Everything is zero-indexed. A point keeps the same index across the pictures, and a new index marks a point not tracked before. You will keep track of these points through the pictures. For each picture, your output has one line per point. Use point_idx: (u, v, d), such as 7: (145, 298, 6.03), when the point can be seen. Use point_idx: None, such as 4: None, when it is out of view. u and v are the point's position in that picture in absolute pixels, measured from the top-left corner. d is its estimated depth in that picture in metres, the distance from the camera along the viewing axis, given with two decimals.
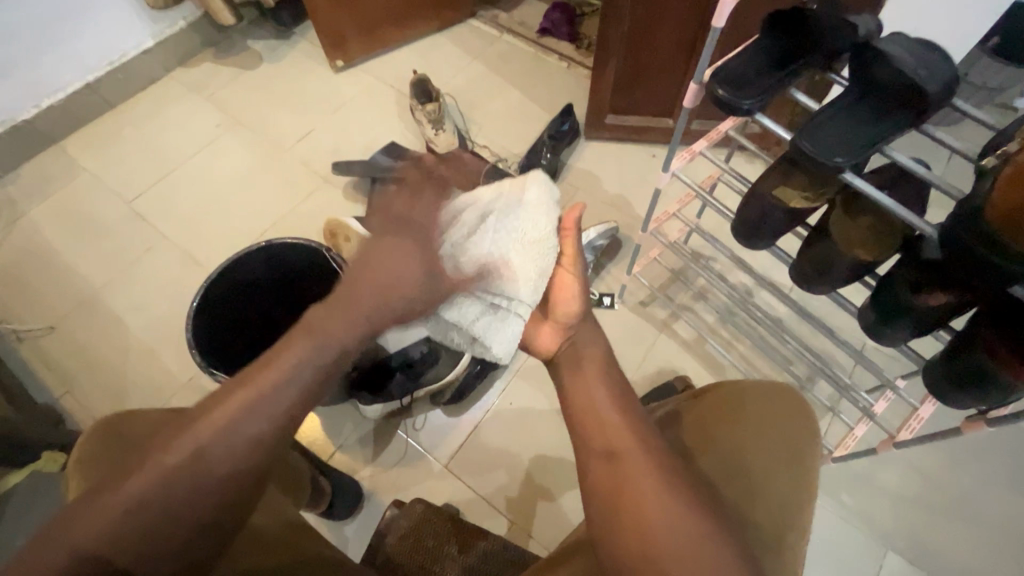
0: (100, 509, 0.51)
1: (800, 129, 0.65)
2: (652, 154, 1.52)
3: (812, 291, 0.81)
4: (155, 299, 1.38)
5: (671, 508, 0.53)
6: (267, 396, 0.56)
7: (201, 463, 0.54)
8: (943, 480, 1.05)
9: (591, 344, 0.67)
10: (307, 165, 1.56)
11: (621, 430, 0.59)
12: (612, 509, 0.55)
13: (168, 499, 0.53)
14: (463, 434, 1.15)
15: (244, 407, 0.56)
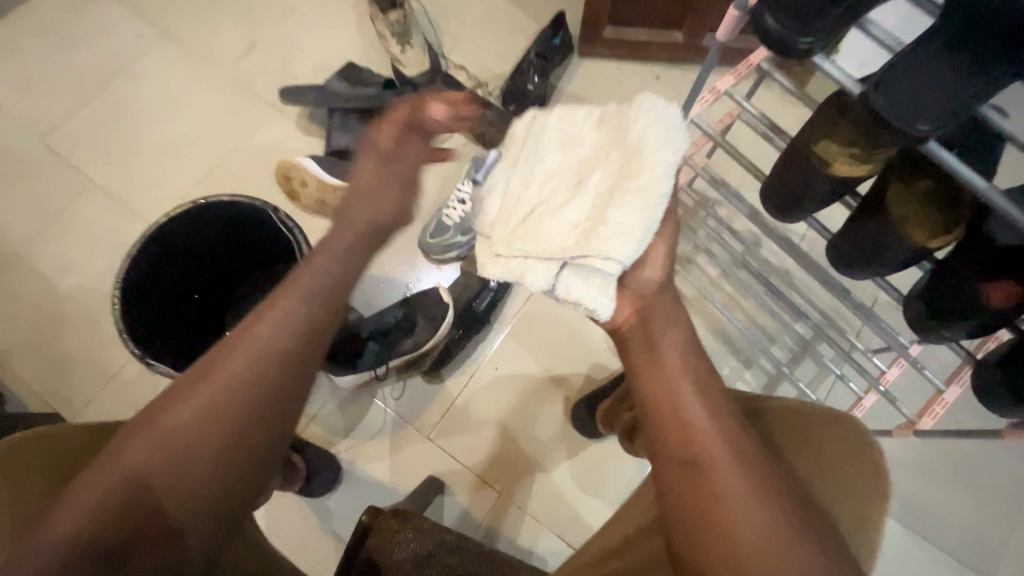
0: (96, 492, 0.49)
1: (872, 81, 0.49)
2: (656, 75, 1.30)
3: (852, 276, 0.69)
4: (89, 255, 1.21)
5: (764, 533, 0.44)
6: (263, 376, 0.54)
7: (196, 443, 0.51)
8: (943, 444, 1.02)
9: (668, 316, 0.54)
10: (251, 90, 1.33)
11: (712, 431, 0.48)
12: (694, 532, 0.46)
13: (166, 478, 0.51)
14: (445, 403, 1.07)
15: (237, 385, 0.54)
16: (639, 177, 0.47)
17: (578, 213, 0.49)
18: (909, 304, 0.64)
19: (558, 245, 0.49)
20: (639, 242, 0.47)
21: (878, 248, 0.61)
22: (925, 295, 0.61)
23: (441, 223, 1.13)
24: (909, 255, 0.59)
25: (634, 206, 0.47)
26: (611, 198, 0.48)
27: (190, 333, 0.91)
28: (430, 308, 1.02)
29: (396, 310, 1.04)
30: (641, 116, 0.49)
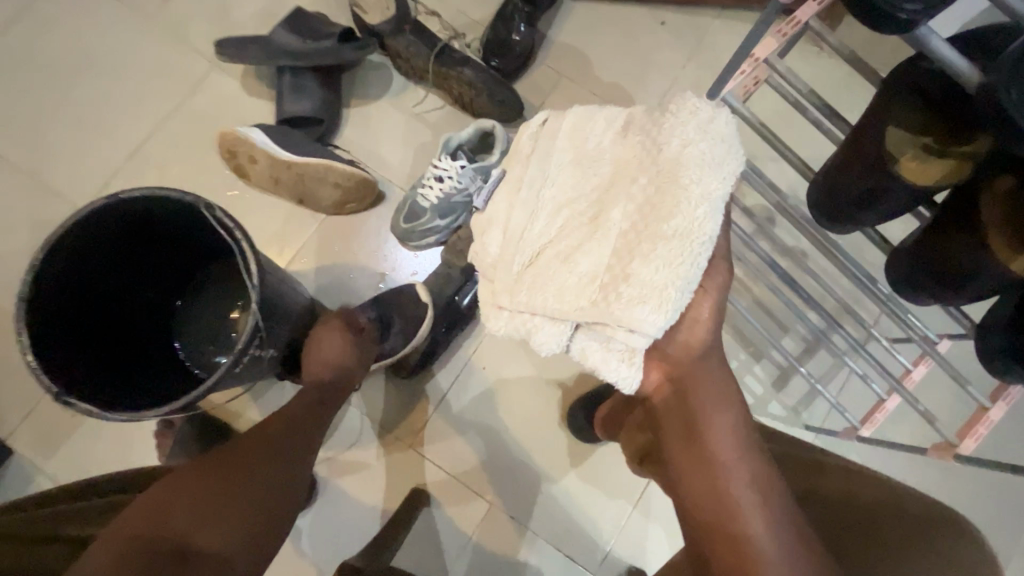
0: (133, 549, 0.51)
1: (996, 70, 0.34)
2: (661, 20, 1.12)
3: (908, 299, 0.57)
4: (8, 246, 1.04)
5: None
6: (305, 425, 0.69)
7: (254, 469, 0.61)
8: None
9: (717, 384, 0.50)
10: (183, 40, 1.11)
11: (766, 514, 0.45)
12: None
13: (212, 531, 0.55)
14: (429, 407, 0.98)
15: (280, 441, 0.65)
16: (674, 219, 0.45)
17: (597, 261, 0.47)
18: (982, 335, 0.52)
19: (579, 302, 0.46)
20: (672, 305, 0.44)
21: (955, 270, 0.49)
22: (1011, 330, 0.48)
23: (417, 204, 0.96)
24: (996, 282, 0.46)
25: (669, 259, 0.45)
26: (639, 248, 0.46)
27: (126, 355, 0.75)
28: (406, 309, 0.92)
29: None
30: (680, 125, 0.46)
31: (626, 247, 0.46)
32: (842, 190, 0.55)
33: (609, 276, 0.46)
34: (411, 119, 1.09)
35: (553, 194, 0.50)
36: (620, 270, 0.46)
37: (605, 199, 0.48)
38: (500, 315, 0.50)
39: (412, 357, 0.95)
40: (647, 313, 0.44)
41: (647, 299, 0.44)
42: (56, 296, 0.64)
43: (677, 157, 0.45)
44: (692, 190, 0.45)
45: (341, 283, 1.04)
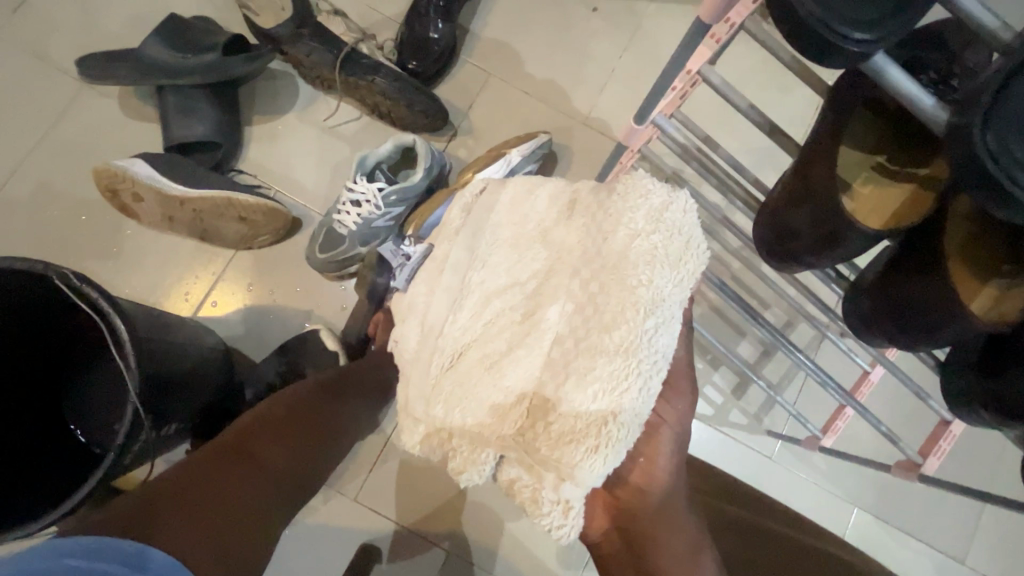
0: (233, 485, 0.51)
1: (960, 111, 0.28)
2: (592, 6, 1.03)
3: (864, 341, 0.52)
4: None
5: None
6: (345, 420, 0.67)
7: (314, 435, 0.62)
8: None
9: (687, 538, 0.44)
10: (44, 55, 0.96)
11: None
12: None
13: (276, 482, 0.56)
14: (369, 457, 0.90)
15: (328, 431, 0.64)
16: (613, 333, 0.40)
17: (524, 378, 0.43)
18: (945, 376, 0.47)
19: (501, 430, 0.43)
20: (614, 447, 0.39)
21: (915, 315, 0.43)
22: (974, 376, 0.43)
23: (333, 231, 0.86)
24: (963, 334, 0.40)
25: (610, 384, 0.40)
26: (574, 365, 0.41)
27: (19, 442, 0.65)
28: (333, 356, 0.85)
29: (287, 367, 0.85)
30: (629, 210, 0.42)
31: (559, 365, 0.42)
32: (786, 224, 0.48)
33: (535, 399, 0.42)
34: (323, 133, 0.97)
35: (483, 280, 0.48)
36: (550, 392, 0.41)
37: (536, 301, 0.45)
38: (417, 428, 0.48)
39: None
40: (579, 458, 0.39)
41: (583, 437, 0.39)
42: None
43: (623, 250, 0.42)
44: (641, 293, 0.40)
45: (264, 325, 0.93)
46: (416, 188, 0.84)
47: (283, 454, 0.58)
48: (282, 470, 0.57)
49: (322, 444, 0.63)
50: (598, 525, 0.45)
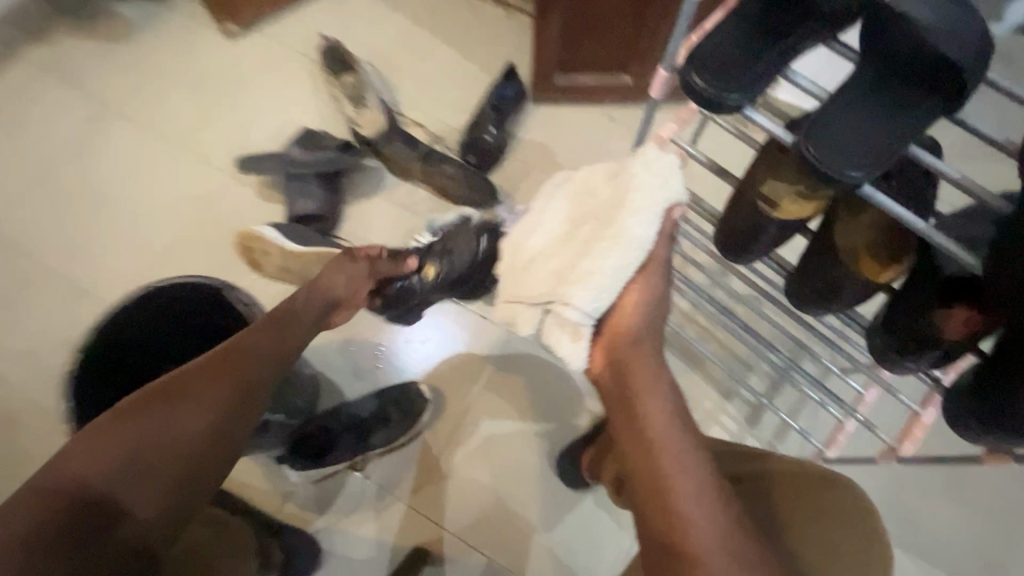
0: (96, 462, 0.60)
1: (800, 129, 0.50)
2: (609, 115, 1.33)
3: (805, 311, 0.69)
4: (42, 344, 1.17)
5: None
6: (258, 370, 0.72)
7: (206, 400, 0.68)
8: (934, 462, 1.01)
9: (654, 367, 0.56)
10: (208, 159, 1.33)
11: (698, 510, 0.49)
12: None
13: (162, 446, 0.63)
14: (424, 469, 1.04)
15: (242, 378, 0.70)
16: (615, 224, 0.53)
17: (556, 262, 0.57)
18: (872, 337, 0.63)
19: (532, 293, 0.57)
20: (600, 293, 0.53)
21: (832, 286, 0.61)
22: (885, 327, 0.60)
23: None
24: None
25: (604, 257, 0.53)
26: (589, 246, 0.54)
27: None
28: (403, 398, 1.04)
29: (371, 402, 1.03)
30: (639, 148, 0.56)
31: (580, 250, 0.55)
32: (734, 231, 0.67)
33: (560, 273, 0.56)
34: (401, 209, 1.26)
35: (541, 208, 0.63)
36: (569, 266, 0.55)
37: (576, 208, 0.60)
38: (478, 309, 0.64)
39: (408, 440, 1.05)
40: (576, 296, 0.53)
41: (584, 284, 0.53)
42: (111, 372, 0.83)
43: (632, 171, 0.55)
44: (635, 199, 0.53)
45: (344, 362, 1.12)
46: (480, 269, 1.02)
47: (190, 409, 0.66)
48: (200, 421, 0.66)
49: (216, 409, 0.68)
50: (596, 365, 0.58)
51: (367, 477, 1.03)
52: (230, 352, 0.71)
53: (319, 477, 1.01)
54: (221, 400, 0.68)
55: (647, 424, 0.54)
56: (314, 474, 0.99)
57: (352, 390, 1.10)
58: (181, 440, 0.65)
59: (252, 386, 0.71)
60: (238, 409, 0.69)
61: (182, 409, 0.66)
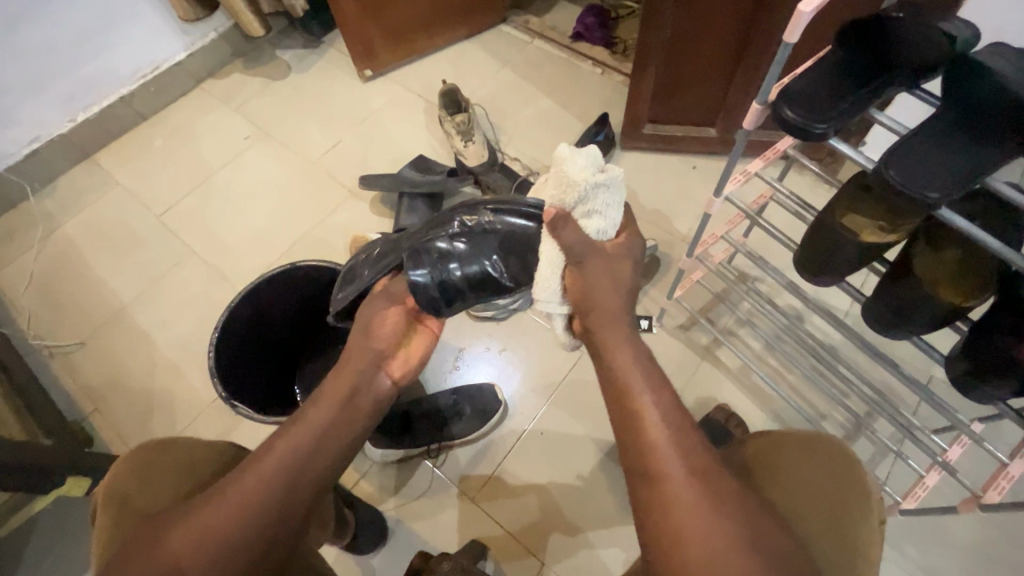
0: (193, 537, 0.56)
1: (883, 158, 0.57)
2: (692, 164, 1.43)
3: (888, 337, 0.72)
4: (182, 315, 1.38)
5: (705, 513, 0.57)
6: (307, 439, 0.63)
7: (295, 463, 0.61)
8: None
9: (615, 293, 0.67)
10: (333, 176, 1.55)
11: (674, 468, 0.59)
12: (651, 527, 0.59)
13: (266, 513, 0.58)
14: (489, 466, 1.12)
15: (291, 446, 0.62)
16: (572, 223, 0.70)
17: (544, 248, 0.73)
18: (952, 364, 0.66)
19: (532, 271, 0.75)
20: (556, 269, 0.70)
21: (910, 310, 0.65)
22: (964, 352, 0.63)
23: None
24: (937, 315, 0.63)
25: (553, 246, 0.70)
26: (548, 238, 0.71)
27: (273, 390, 1.04)
28: (478, 397, 1.14)
29: (447, 396, 1.13)
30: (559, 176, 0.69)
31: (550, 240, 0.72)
32: (811, 256, 0.73)
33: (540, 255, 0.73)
34: None
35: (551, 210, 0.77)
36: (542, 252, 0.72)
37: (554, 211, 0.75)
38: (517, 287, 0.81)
39: (478, 438, 1.13)
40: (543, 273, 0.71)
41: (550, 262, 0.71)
42: (248, 334, 0.97)
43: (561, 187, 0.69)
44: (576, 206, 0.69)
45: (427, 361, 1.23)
46: (514, 230, 0.76)
47: (232, 501, 0.58)
48: (244, 512, 0.57)
49: (312, 473, 0.62)
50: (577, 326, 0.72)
51: (438, 466, 1.12)
52: (300, 421, 0.64)
53: (397, 459, 1.11)
54: (265, 487, 0.59)
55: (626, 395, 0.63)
56: (394, 456, 1.10)
57: (433, 386, 1.20)
58: (223, 539, 0.56)
59: (299, 462, 0.61)
60: (302, 482, 0.61)
61: (227, 502, 0.58)
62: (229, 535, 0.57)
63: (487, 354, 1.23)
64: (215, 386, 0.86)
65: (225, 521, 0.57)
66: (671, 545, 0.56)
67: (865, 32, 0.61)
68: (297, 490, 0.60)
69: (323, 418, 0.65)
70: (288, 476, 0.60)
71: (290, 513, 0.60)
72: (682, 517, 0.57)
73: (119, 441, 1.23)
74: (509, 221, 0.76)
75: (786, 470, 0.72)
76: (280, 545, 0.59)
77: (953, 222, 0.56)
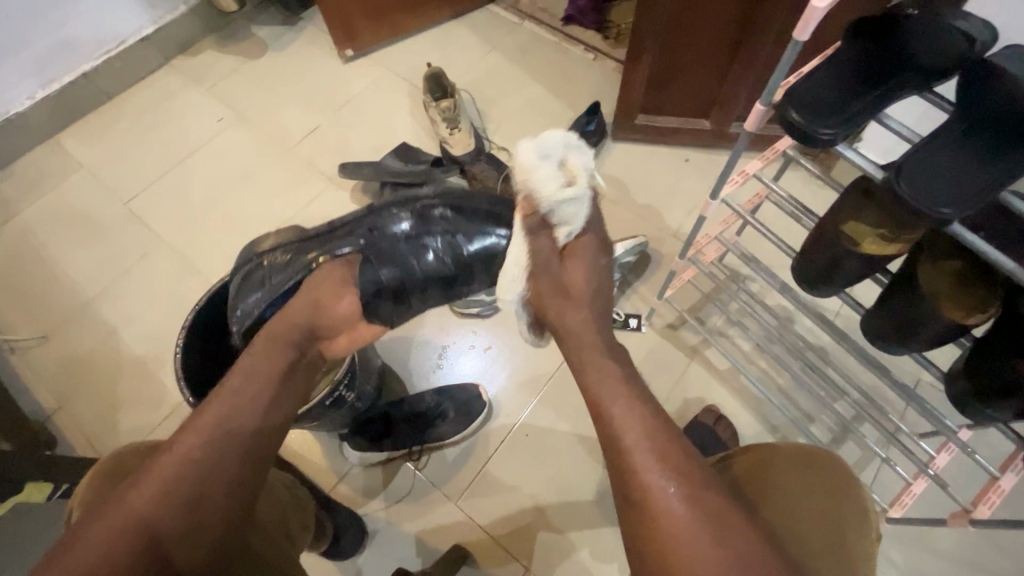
0: (114, 525, 0.53)
1: (894, 168, 0.54)
2: (685, 157, 1.39)
3: (888, 352, 0.70)
4: (152, 308, 1.31)
5: (697, 528, 0.53)
6: (241, 407, 0.63)
7: (227, 436, 0.61)
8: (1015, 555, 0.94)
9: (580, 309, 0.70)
10: (312, 163, 1.48)
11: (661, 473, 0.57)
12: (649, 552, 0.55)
13: (200, 488, 0.57)
14: (473, 469, 1.09)
15: (221, 418, 0.62)
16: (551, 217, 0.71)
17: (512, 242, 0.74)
18: (953, 382, 0.64)
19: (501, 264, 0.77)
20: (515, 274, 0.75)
21: (913, 326, 0.63)
22: (967, 371, 0.61)
23: None
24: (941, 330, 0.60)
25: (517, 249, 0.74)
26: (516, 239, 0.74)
27: None
28: (462, 398, 1.10)
29: (430, 397, 1.10)
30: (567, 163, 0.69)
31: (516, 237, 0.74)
32: (813, 265, 0.70)
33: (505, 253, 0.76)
34: None
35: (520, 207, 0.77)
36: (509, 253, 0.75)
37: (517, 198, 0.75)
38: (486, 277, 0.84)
39: (461, 441, 1.10)
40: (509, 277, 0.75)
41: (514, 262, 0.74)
42: (217, 335, 0.91)
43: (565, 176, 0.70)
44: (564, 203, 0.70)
45: (410, 359, 1.19)
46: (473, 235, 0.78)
47: (155, 478, 0.56)
48: (170, 491, 0.56)
49: (245, 446, 0.62)
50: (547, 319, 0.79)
51: (419, 470, 1.09)
52: (219, 393, 0.64)
53: (376, 462, 1.08)
54: (188, 465, 0.58)
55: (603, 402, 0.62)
56: (373, 458, 1.07)
57: (416, 386, 1.17)
58: (152, 520, 0.54)
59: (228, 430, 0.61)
60: (236, 454, 0.61)
61: (151, 477, 0.56)
62: (155, 511, 0.55)
63: (473, 352, 1.19)
64: (181, 393, 0.81)
65: (148, 498, 0.55)
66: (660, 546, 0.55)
67: (876, 28, 0.57)
68: (234, 458, 0.60)
69: (252, 389, 0.65)
70: (217, 445, 0.60)
71: (226, 486, 0.59)
72: (668, 518, 0.55)
73: (86, 442, 1.18)
74: (474, 221, 0.78)
75: (783, 484, 0.66)
76: (213, 520, 0.57)
77: (966, 239, 0.53)
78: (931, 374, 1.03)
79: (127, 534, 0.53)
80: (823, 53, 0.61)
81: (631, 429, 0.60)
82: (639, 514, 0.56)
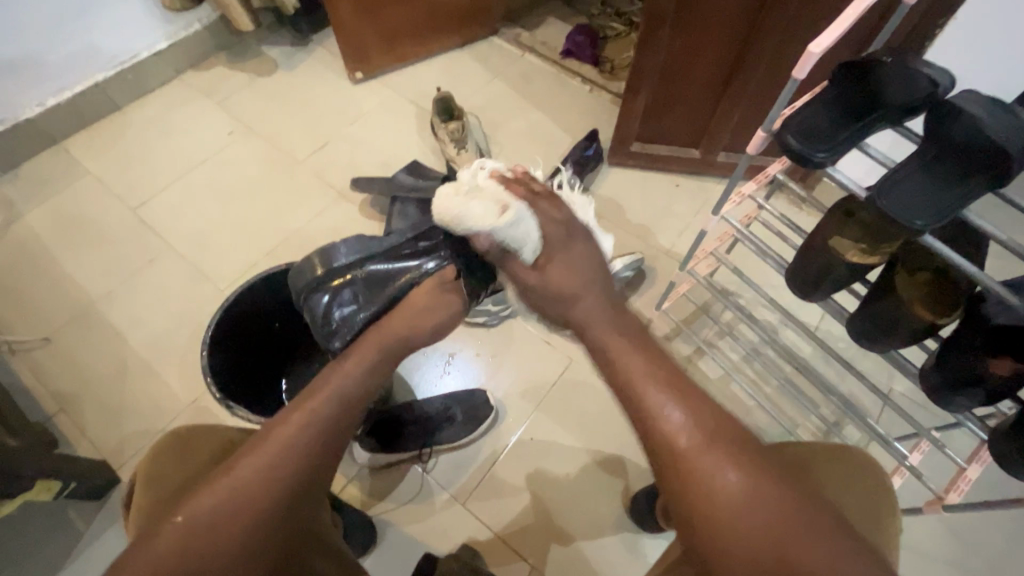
0: (220, 498, 0.54)
1: (875, 188, 0.63)
2: (675, 182, 1.50)
3: (870, 350, 0.78)
4: (158, 312, 1.33)
5: (776, 504, 0.51)
6: (331, 400, 0.63)
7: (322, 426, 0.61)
8: (984, 548, 1.03)
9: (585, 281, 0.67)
10: (321, 176, 1.53)
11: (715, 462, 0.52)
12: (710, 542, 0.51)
13: (297, 471, 0.58)
14: (480, 471, 1.13)
15: (314, 411, 0.61)
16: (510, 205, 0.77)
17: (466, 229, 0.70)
18: (925, 377, 0.73)
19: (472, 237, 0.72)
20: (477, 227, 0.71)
21: (891, 327, 0.72)
22: (936, 367, 0.70)
23: None
24: (913, 328, 0.69)
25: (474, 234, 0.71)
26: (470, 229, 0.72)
27: (263, 395, 1.02)
28: (469, 403, 1.15)
29: (439, 401, 1.14)
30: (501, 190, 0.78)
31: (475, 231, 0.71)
32: (803, 274, 0.79)
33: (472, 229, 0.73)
34: None
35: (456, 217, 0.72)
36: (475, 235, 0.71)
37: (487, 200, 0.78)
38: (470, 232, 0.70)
39: (467, 445, 1.14)
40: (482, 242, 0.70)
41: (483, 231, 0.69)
42: (241, 334, 0.95)
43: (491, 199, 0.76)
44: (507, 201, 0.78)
45: (418, 365, 1.23)
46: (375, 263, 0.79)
47: (254, 458, 0.57)
48: (274, 469, 0.57)
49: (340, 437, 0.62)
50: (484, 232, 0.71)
51: (428, 472, 1.12)
52: (319, 384, 0.65)
53: (385, 464, 1.10)
54: (291, 446, 0.58)
55: (635, 392, 0.57)
56: (382, 460, 1.09)
57: (423, 391, 1.20)
58: (254, 498, 0.55)
59: (321, 423, 0.61)
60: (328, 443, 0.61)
61: (254, 458, 0.57)
62: (248, 493, 0.55)
63: (479, 359, 1.24)
64: (209, 385, 0.84)
65: (253, 480, 0.56)
66: (741, 550, 0.49)
67: (857, 70, 0.67)
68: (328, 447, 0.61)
69: (347, 384, 0.65)
70: (313, 438, 0.60)
71: (318, 471, 0.60)
72: (724, 497, 0.51)
73: (87, 444, 1.17)
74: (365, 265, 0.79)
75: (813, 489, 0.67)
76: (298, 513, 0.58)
77: (935, 249, 0.63)
78: (902, 383, 1.13)
79: (229, 507, 0.54)
80: (814, 90, 0.71)
81: (677, 427, 0.54)
82: (695, 511, 0.52)
